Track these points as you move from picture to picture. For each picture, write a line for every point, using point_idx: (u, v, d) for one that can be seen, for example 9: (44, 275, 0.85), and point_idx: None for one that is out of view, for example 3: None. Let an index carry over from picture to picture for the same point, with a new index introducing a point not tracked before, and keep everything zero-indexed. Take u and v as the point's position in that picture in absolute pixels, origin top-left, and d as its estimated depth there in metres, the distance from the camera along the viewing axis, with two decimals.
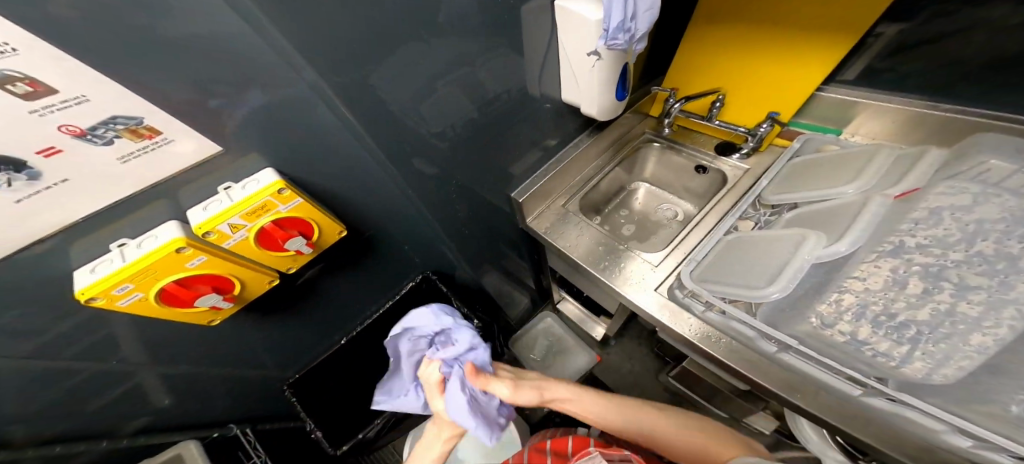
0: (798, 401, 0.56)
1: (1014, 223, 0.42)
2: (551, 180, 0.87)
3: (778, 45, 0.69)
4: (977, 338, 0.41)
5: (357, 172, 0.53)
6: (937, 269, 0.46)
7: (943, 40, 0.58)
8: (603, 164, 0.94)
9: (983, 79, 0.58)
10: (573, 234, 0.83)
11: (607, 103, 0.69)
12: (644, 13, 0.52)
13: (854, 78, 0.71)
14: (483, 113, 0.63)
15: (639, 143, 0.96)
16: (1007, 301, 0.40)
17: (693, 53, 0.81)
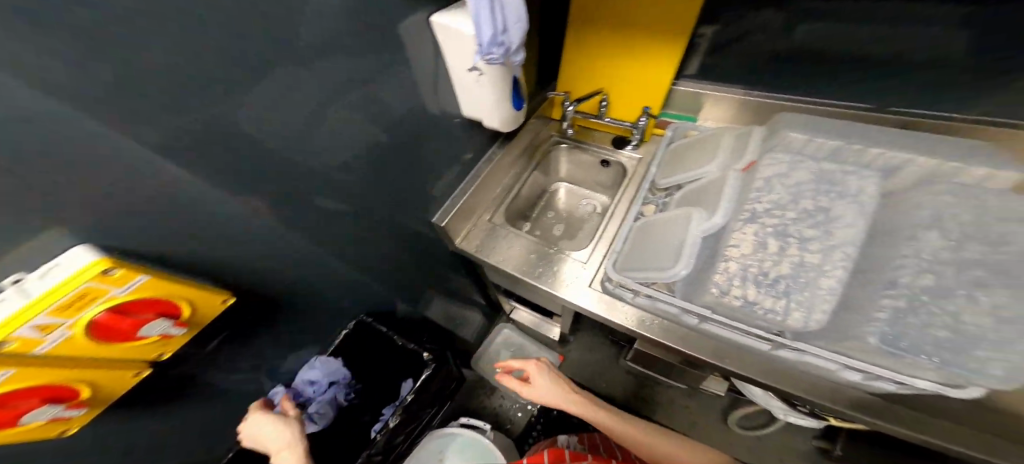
0: (729, 366, 0.60)
1: (818, 184, 0.49)
2: (473, 195, 0.85)
3: (640, 45, 0.77)
4: (826, 281, 0.48)
5: (240, 231, 0.44)
6: (787, 226, 0.50)
7: (741, 39, 0.73)
8: (519, 172, 0.95)
9: (792, 69, 0.74)
10: (506, 245, 0.82)
11: (507, 113, 0.65)
12: (515, 25, 0.45)
13: (693, 73, 0.84)
14: (387, 140, 0.57)
15: (548, 147, 0.99)
16: (838, 247, 0.47)
17: (576, 57, 0.86)
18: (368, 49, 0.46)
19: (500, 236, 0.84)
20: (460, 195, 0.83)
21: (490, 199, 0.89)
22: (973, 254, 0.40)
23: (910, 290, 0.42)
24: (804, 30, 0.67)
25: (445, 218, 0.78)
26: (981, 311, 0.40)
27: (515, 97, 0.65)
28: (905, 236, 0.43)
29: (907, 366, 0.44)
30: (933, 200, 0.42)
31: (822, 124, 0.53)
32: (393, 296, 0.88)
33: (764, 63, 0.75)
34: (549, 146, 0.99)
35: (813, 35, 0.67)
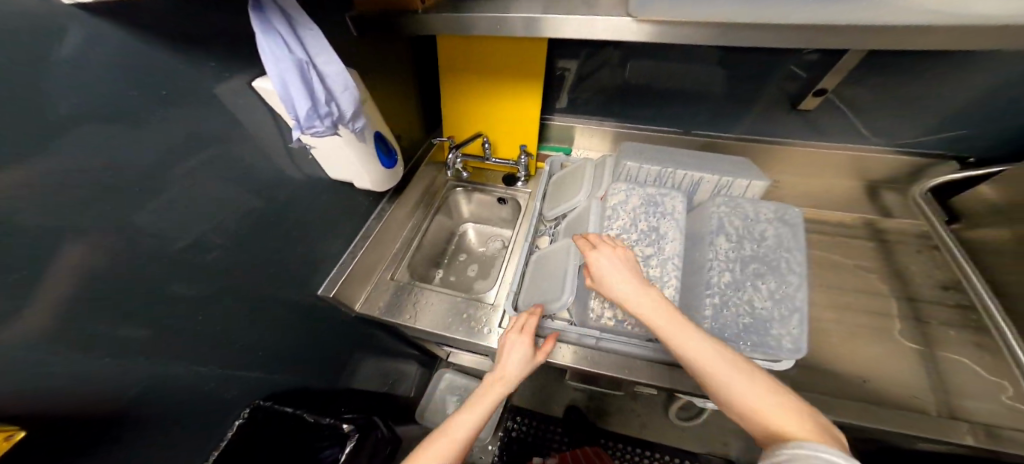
0: (629, 377, 0.61)
1: (647, 207, 0.57)
2: (369, 252, 0.79)
3: (509, 88, 0.85)
4: (668, 290, 0.51)
5: (46, 344, 0.32)
6: (634, 244, 0.54)
7: (591, 75, 0.85)
8: (416, 222, 0.93)
9: (637, 102, 0.87)
10: (416, 300, 0.80)
11: (375, 172, 0.56)
12: (342, 92, 0.35)
13: (565, 105, 0.94)
14: (253, 203, 0.50)
15: (446, 194, 1.01)
16: (667, 257, 0.52)
17: (455, 104, 0.92)
18: (209, 109, 0.41)
19: (412, 294, 0.81)
20: (353, 253, 0.76)
21: (388, 256, 0.85)
22: (746, 250, 0.49)
23: (721, 289, 0.48)
24: (631, 67, 0.80)
25: (336, 286, 0.71)
26: (764, 293, 0.47)
27: (380, 158, 0.56)
28: (707, 241, 0.51)
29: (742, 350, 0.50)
30: (716, 210, 0.52)
31: (649, 154, 0.70)
32: (316, 382, 0.73)
33: (612, 95, 0.88)
34: (446, 193, 1.01)
35: (642, 73, 0.81)
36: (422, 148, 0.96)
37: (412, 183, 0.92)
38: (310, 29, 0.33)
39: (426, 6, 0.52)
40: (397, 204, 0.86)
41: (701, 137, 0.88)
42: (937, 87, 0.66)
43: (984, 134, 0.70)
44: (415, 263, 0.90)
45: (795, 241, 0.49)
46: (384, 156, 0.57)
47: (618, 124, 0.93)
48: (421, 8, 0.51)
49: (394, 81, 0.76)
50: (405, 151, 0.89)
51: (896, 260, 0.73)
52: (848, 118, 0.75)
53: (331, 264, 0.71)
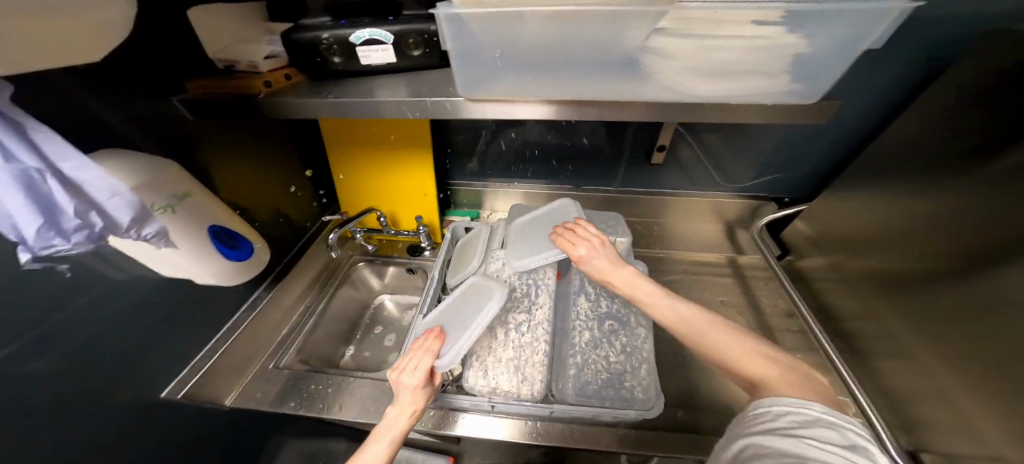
0: (537, 442, 0.56)
1: (518, 273, 0.63)
2: (241, 345, 0.70)
3: (401, 162, 0.87)
4: (538, 356, 0.54)
5: None
6: (509, 311, 0.58)
7: (494, 142, 0.91)
8: (309, 301, 0.86)
9: (531, 165, 0.95)
10: (305, 388, 0.70)
11: (217, 264, 0.59)
12: (109, 200, 0.34)
13: (477, 167, 0.98)
14: (64, 295, 0.43)
15: (348, 269, 0.95)
16: (538, 323, 0.57)
17: (348, 179, 0.91)
18: None
19: (300, 383, 0.71)
20: (215, 348, 0.65)
21: (272, 343, 0.77)
22: (603, 308, 0.59)
23: (583, 346, 0.56)
24: (529, 128, 0.87)
25: (189, 387, 0.60)
26: (618, 348, 0.55)
27: (221, 251, 0.60)
28: (573, 299, 0.61)
29: (620, 401, 0.50)
30: (577, 273, 0.63)
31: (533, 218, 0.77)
32: None
33: (511, 159, 0.94)
34: (348, 268, 0.95)
35: (534, 137, 0.89)
36: (315, 225, 0.94)
37: (302, 263, 0.87)
38: (46, 132, 0.31)
39: (270, 91, 0.53)
40: (280, 285, 0.80)
41: (593, 192, 0.97)
42: (756, 144, 0.81)
43: (799, 178, 0.86)
44: (307, 347, 0.80)
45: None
46: (226, 249, 0.61)
47: (520, 184, 0.99)
48: (264, 93, 0.52)
49: (264, 159, 0.74)
50: (297, 228, 0.86)
51: (752, 293, 0.83)
52: (705, 169, 0.87)
53: (192, 360, 0.62)
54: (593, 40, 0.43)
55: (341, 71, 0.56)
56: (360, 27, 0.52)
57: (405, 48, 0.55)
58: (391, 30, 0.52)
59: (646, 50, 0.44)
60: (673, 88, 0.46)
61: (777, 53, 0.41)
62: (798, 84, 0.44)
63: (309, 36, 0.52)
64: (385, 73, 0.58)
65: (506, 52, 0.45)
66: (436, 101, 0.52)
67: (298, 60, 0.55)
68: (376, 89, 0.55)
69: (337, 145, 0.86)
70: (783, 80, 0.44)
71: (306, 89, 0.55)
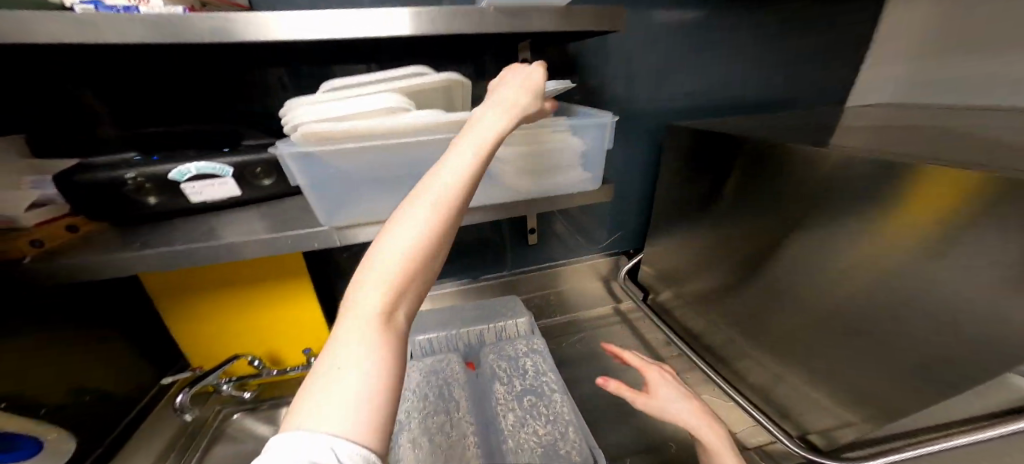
0: None
1: (429, 375, 0.59)
2: None
3: (272, 299, 0.77)
4: (470, 451, 0.49)
5: None
6: (428, 415, 0.53)
7: None
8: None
9: None
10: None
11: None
12: None
13: None
14: None
15: (218, 426, 0.76)
16: (461, 418, 0.53)
17: (185, 336, 0.75)
18: None
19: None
20: None
21: None
22: (518, 386, 0.58)
23: (513, 428, 0.52)
24: None
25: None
26: (542, 418, 0.53)
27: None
28: (490, 381, 0.59)
29: None
30: (488, 359, 0.62)
31: (437, 319, 0.75)
32: None
33: None
34: (217, 425, 0.76)
35: None
36: (147, 396, 0.71)
37: (130, 447, 0.64)
38: None
39: (41, 251, 0.49)
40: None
41: (488, 280, 1.04)
42: (597, 213, 1.05)
43: (634, 231, 1.11)
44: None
45: (548, 364, 0.61)
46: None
47: None
48: (32, 255, 0.48)
49: (61, 336, 0.57)
50: (121, 401, 0.66)
51: (641, 333, 0.96)
52: (572, 240, 1.06)
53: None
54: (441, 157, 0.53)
55: (158, 211, 0.55)
56: (185, 163, 0.53)
57: (250, 177, 0.59)
58: (227, 163, 0.56)
59: None
60: (506, 186, 0.58)
61: (565, 153, 0.59)
62: (588, 174, 0.63)
63: (109, 177, 0.50)
64: (215, 205, 0.59)
65: (362, 173, 0.51)
66: (294, 237, 0.52)
67: (97, 204, 0.51)
68: (221, 228, 0.55)
69: (177, 298, 0.71)
70: (577, 172, 0.62)
71: (117, 242, 0.52)
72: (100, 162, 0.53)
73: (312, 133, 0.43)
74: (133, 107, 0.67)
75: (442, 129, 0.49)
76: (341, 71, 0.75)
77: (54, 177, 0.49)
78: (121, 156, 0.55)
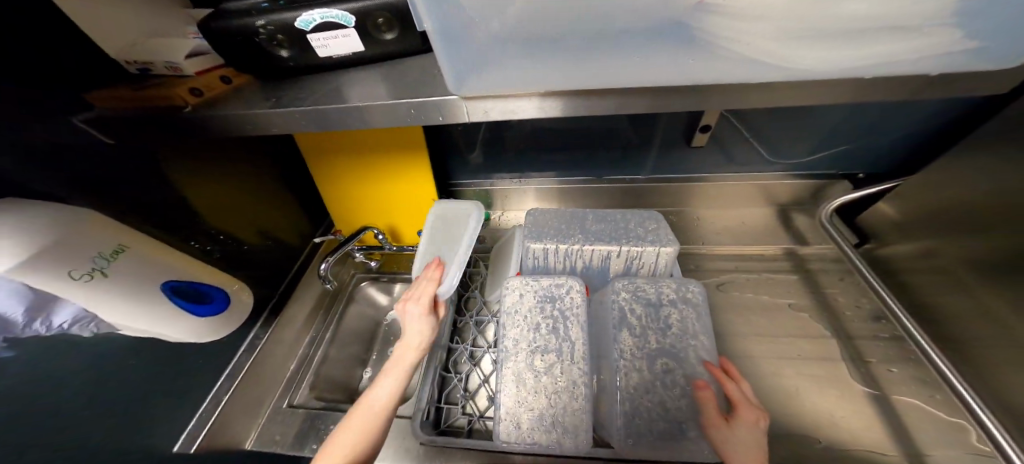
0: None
1: (541, 300, 0.52)
2: (246, 388, 0.63)
3: (393, 173, 0.76)
4: (577, 401, 0.45)
5: None
6: (537, 350, 0.48)
7: (501, 135, 0.79)
8: (314, 334, 0.78)
9: (544, 161, 0.84)
10: (324, 429, 0.65)
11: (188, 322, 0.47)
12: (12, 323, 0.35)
13: (484, 162, 0.85)
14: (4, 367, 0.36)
15: (352, 290, 0.87)
16: (572, 363, 0.47)
17: (337, 194, 0.81)
18: None
19: (317, 423, 0.66)
20: (219, 395, 0.59)
21: (281, 381, 0.71)
22: (651, 343, 0.47)
23: (632, 393, 0.45)
24: (537, 120, 0.75)
25: (201, 438, 0.55)
26: (676, 391, 0.44)
27: (184, 307, 0.46)
28: (615, 325, 0.48)
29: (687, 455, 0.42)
30: (616, 298, 0.50)
31: (553, 225, 0.64)
32: None
33: (519, 155, 0.83)
34: (350, 292, 0.86)
35: (544, 126, 0.76)
36: (308, 248, 0.84)
37: (297, 293, 0.77)
38: None
39: (201, 101, 0.42)
40: (278, 319, 0.72)
41: (615, 181, 0.84)
42: (817, 111, 0.67)
43: (871, 148, 0.71)
44: (320, 380, 0.74)
45: (698, 325, 0.47)
46: (194, 304, 0.48)
47: (531, 180, 0.87)
48: (193, 104, 0.42)
49: (245, 179, 0.66)
50: (292, 250, 0.79)
51: (822, 291, 0.71)
52: (753, 148, 0.74)
53: (197, 411, 0.56)
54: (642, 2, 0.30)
55: (293, 67, 0.45)
56: (309, 9, 0.39)
57: (373, 31, 0.42)
58: (347, 8, 0.39)
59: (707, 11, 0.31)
60: (752, 62, 0.32)
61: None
62: (975, 44, 0.29)
63: (240, 26, 0.40)
64: (350, 65, 0.46)
65: (528, 28, 0.33)
66: (415, 104, 0.40)
67: (242, 58, 0.43)
68: (346, 87, 0.44)
69: (319, 161, 0.75)
70: (944, 37, 0.29)
71: (258, 96, 0.44)
72: (238, 6, 0.42)
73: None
74: None
75: None
76: None
77: (200, 25, 0.41)
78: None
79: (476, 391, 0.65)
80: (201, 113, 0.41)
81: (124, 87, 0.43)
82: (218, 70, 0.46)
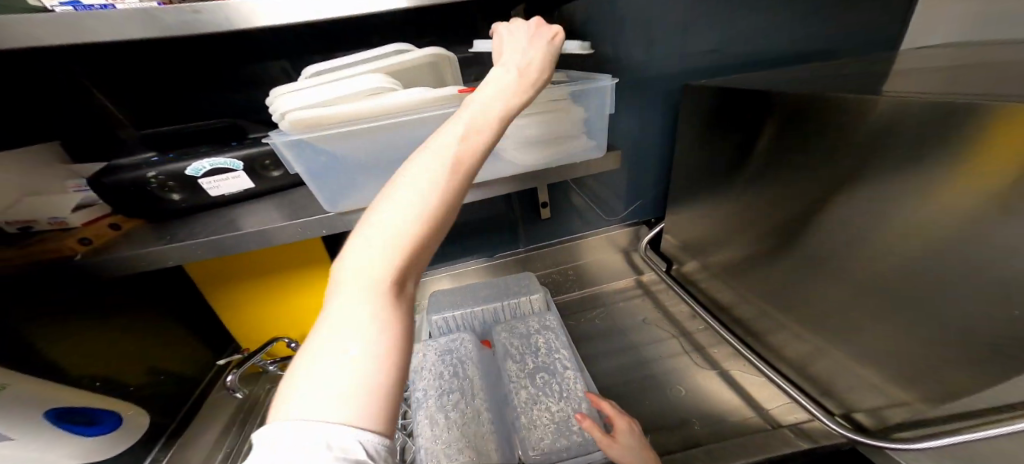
0: None
1: (444, 354, 0.61)
2: None
3: (297, 285, 0.82)
4: (485, 427, 0.51)
5: None
6: (443, 393, 0.55)
7: None
8: (230, 447, 0.69)
9: (442, 252, 1.00)
10: None
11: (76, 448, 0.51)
12: None
13: None
14: None
15: (268, 401, 0.80)
16: (473, 396, 0.55)
17: (229, 317, 0.81)
18: None
19: None
20: None
21: None
22: (531, 364, 0.58)
23: (525, 407, 0.53)
24: None
25: None
26: (556, 396, 0.54)
27: (76, 429, 0.52)
28: (502, 358, 0.60)
29: (583, 446, 0.48)
30: (500, 338, 0.62)
31: (450, 299, 0.76)
32: None
33: None
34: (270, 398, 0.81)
35: None
36: (211, 373, 0.80)
37: (199, 418, 0.72)
38: None
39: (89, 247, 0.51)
40: (181, 440, 0.66)
41: (503, 257, 1.03)
42: (614, 184, 0.99)
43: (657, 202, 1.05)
44: None
45: (561, 341, 0.61)
46: (81, 427, 0.52)
47: (435, 270, 1.01)
48: (82, 251, 0.50)
49: (131, 318, 0.66)
50: (189, 381, 0.74)
51: (665, 306, 0.93)
52: (587, 213, 1.02)
53: None
54: None
55: (186, 207, 0.55)
56: (198, 160, 0.52)
57: (261, 170, 0.57)
58: (235, 156, 0.53)
59: None
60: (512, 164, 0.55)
61: (569, 121, 0.54)
62: (597, 142, 0.58)
63: (130, 179, 0.49)
64: (236, 201, 0.59)
65: (374, 160, 0.51)
66: (303, 224, 0.53)
67: (128, 202, 0.52)
68: (240, 219, 0.55)
69: (212, 289, 0.78)
70: (585, 141, 0.57)
71: (148, 237, 0.52)
72: (124, 163, 0.52)
73: (300, 121, 0.42)
74: (138, 105, 0.65)
75: (434, 106, 0.47)
76: (336, 56, 0.69)
77: (87, 183, 0.49)
78: (142, 157, 0.54)
79: None
80: (100, 258, 0.48)
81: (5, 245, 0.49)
82: (105, 218, 0.54)
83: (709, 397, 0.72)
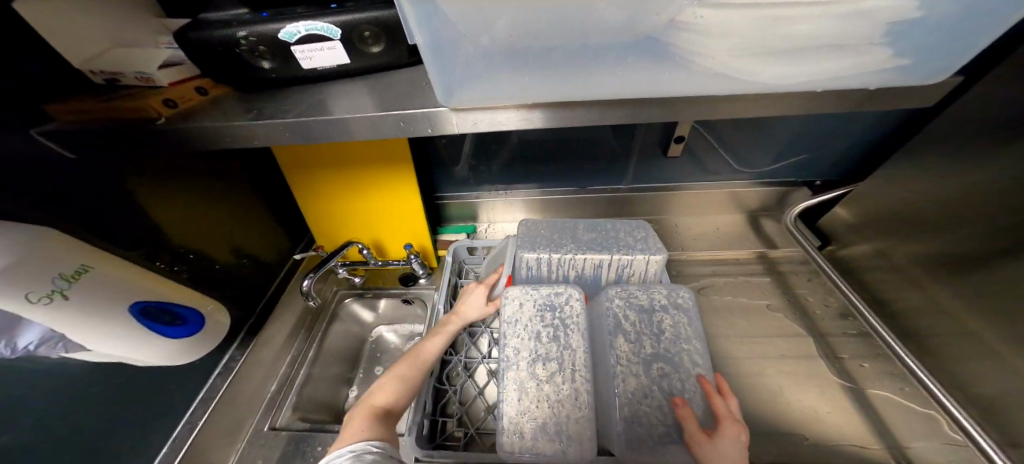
0: None
1: (541, 309, 0.52)
2: (218, 416, 0.61)
3: (379, 185, 0.74)
4: (580, 409, 0.45)
5: None
6: (537, 359, 0.48)
7: (487, 149, 0.80)
8: (297, 351, 0.73)
9: (531, 173, 0.86)
10: (312, 451, 0.61)
11: (160, 346, 0.46)
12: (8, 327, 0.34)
13: (470, 175, 0.86)
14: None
15: (334, 308, 0.82)
16: (572, 369, 0.47)
17: (312, 207, 0.78)
18: None
19: (302, 444, 0.62)
20: (194, 420, 0.59)
21: (262, 401, 0.66)
22: (647, 348, 0.48)
23: (632, 398, 0.45)
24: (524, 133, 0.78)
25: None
26: (673, 396, 0.45)
27: (159, 329, 0.47)
28: (610, 332, 0.50)
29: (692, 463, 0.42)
30: (611, 307, 0.51)
31: (546, 234, 0.65)
32: None
33: (507, 166, 0.84)
34: (335, 306, 0.83)
35: (532, 138, 0.78)
36: (287, 266, 0.82)
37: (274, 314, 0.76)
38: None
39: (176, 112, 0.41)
40: (258, 338, 0.71)
41: (596, 191, 0.87)
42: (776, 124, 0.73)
43: (824, 159, 0.78)
44: (303, 401, 0.69)
45: (691, 330, 0.49)
46: (164, 326, 0.48)
47: (519, 192, 0.88)
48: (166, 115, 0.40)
49: (213, 200, 0.62)
50: (270, 267, 0.77)
51: (792, 291, 0.76)
52: (721, 157, 0.79)
53: (167, 440, 0.55)
54: (618, 14, 0.32)
55: (277, 79, 0.44)
56: (293, 21, 0.39)
57: (360, 43, 0.42)
58: (333, 21, 0.40)
59: (672, 28, 0.34)
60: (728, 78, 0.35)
61: (863, 19, 0.30)
62: (909, 60, 0.33)
63: (219, 38, 0.39)
64: (334, 79, 0.46)
65: (517, 42, 0.34)
66: (403, 117, 0.40)
67: (218, 69, 0.42)
68: (332, 100, 0.43)
69: (302, 174, 0.73)
70: (886, 55, 0.33)
71: (239, 107, 0.43)
72: (212, 18, 0.42)
73: None
74: None
75: None
76: None
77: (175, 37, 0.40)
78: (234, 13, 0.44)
79: (472, 403, 0.64)
80: (184, 123, 0.40)
81: (90, 100, 0.41)
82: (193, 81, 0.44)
83: (827, 411, 0.59)
